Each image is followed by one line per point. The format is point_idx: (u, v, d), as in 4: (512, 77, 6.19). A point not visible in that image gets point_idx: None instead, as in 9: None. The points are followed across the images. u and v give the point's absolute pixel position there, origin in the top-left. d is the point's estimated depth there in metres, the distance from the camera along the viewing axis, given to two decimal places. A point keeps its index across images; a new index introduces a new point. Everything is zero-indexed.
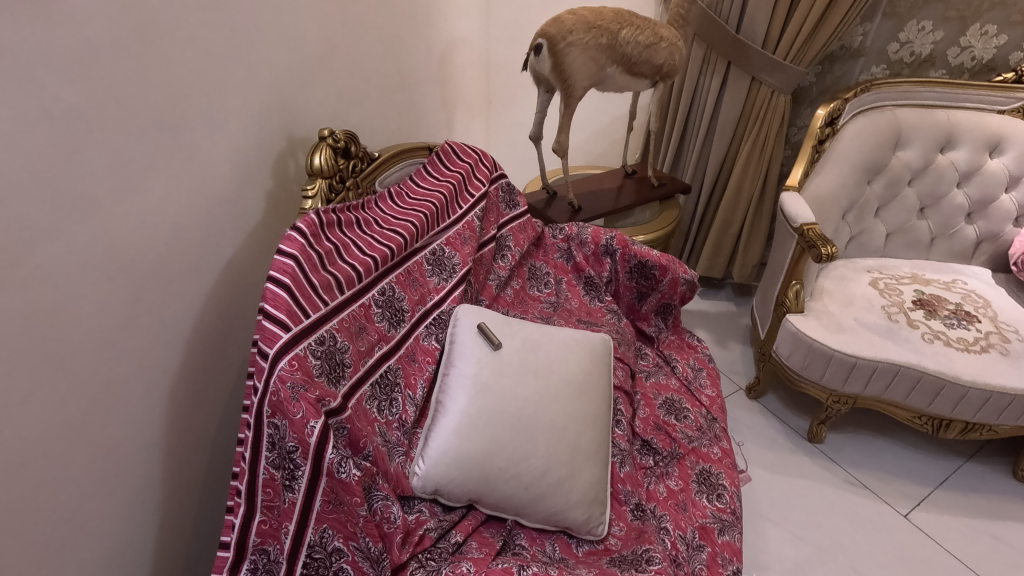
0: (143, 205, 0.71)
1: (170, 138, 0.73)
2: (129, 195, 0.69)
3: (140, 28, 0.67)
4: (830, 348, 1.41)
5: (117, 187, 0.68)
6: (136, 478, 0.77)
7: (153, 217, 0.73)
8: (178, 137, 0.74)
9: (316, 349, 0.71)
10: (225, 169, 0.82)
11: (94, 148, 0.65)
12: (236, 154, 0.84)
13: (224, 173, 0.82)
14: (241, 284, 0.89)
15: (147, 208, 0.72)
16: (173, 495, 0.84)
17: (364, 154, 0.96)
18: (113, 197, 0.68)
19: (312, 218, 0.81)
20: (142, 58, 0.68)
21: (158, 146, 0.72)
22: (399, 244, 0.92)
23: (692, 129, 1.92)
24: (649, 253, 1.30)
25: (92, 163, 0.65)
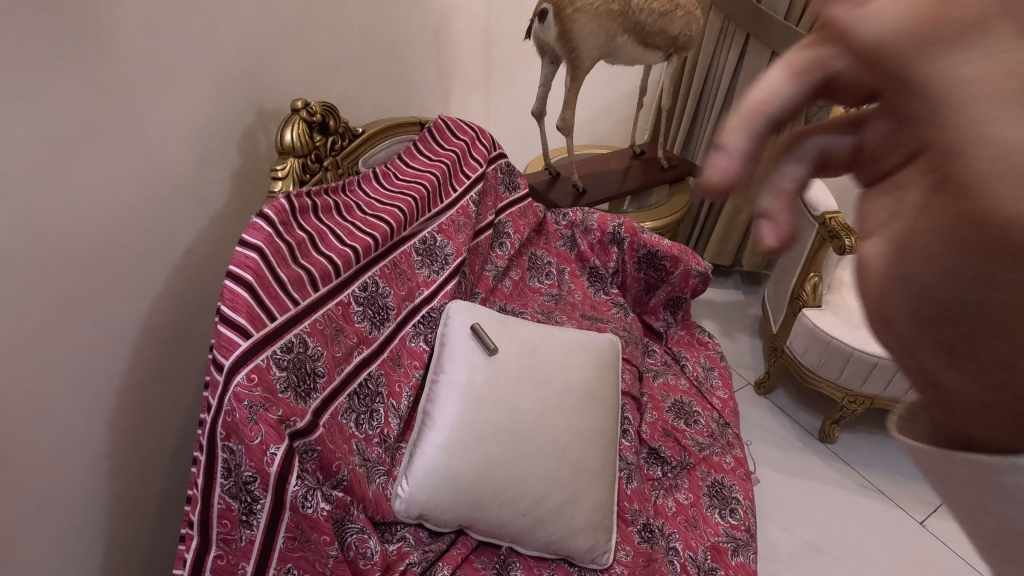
0: (75, 189, 0.61)
1: (106, 109, 0.62)
2: (58, 176, 0.59)
3: None
4: (849, 347, 1.32)
5: (38, 167, 0.57)
6: (76, 498, 0.68)
7: (87, 201, 0.62)
8: (116, 107, 0.63)
9: (282, 358, 0.61)
10: (180, 147, 0.71)
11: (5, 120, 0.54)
12: (195, 129, 0.73)
13: (179, 151, 0.71)
14: (203, 277, 0.79)
15: (78, 191, 0.61)
16: (123, 511, 0.75)
17: (345, 128, 0.85)
18: (32, 179, 0.57)
19: (281, 204, 0.71)
20: (70, 12, 0.57)
21: (91, 118, 0.61)
22: (383, 233, 0.81)
23: (704, 107, 1.80)
24: (660, 242, 1.19)
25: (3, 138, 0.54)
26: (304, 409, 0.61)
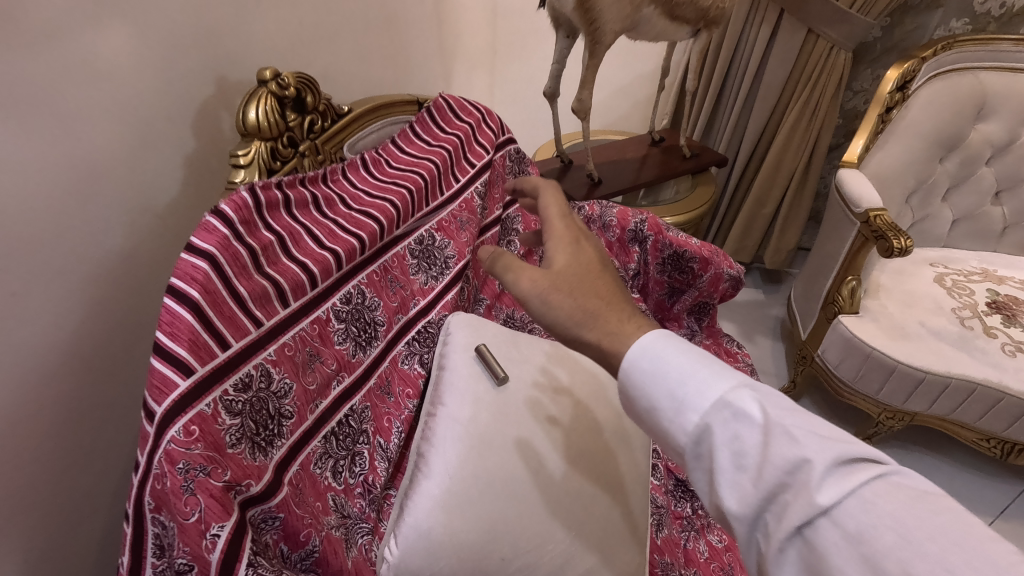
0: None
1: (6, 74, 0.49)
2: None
3: None
4: (892, 360, 1.19)
5: None
6: None
7: None
8: (20, 70, 0.49)
9: (235, 399, 0.48)
10: (112, 127, 0.58)
11: None
12: (132, 104, 0.59)
13: (111, 131, 0.58)
14: (150, 284, 0.65)
15: None
16: (52, 562, 0.63)
17: (327, 105, 0.71)
18: None
19: (243, 198, 0.57)
20: None
21: None
22: (372, 232, 0.68)
23: (729, 91, 1.65)
24: (687, 242, 1.06)
25: None
26: (263, 464, 0.48)
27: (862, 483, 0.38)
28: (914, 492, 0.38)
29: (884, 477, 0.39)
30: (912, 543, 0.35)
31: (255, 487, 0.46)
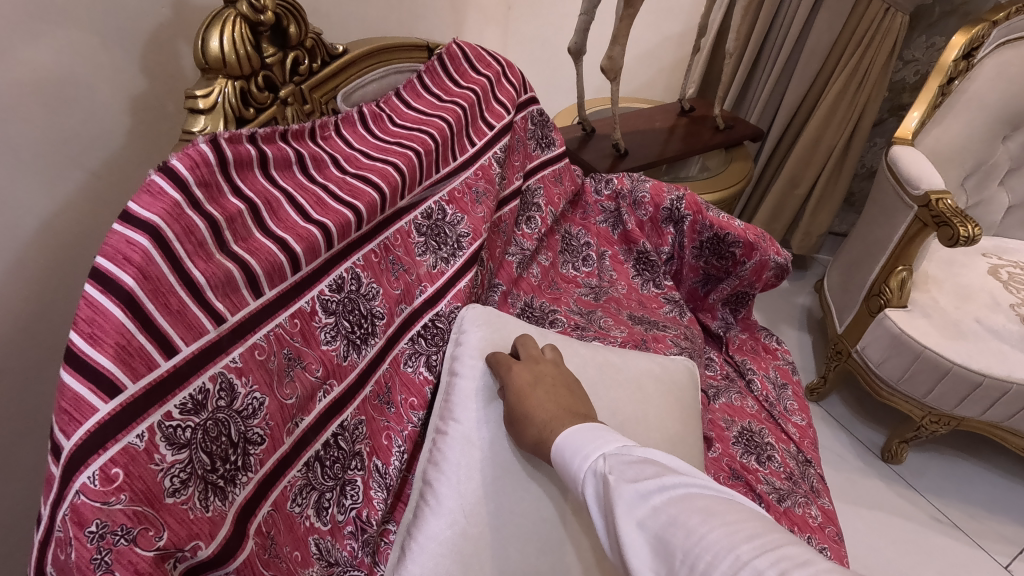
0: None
1: None
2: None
3: None
4: (946, 360, 1.08)
5: None
6: None
7: None
8: None
9: (183, 427, 0.36)
10: (27, 51, 0.44)
11: None
12: (53, 23, 0.46)
13: (20, 54, 0.44)
14: (85, 257, 0.52)
15: None
16: None
17: (316, 41, 0.56)
18: None
19: (201, 153, 0.43)
20: None
21: None
22: (370, 203, 0.54)
23: (768, 56, 1.49)
24: (730, 224, 0.93)
25: None
26: (219, 514, 0.36)
27: (664, 510, 0.34)
28: (715, 509, 0.33)
29: (689, 496, 0.34)
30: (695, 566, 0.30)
31: (205, 550, 0.35)
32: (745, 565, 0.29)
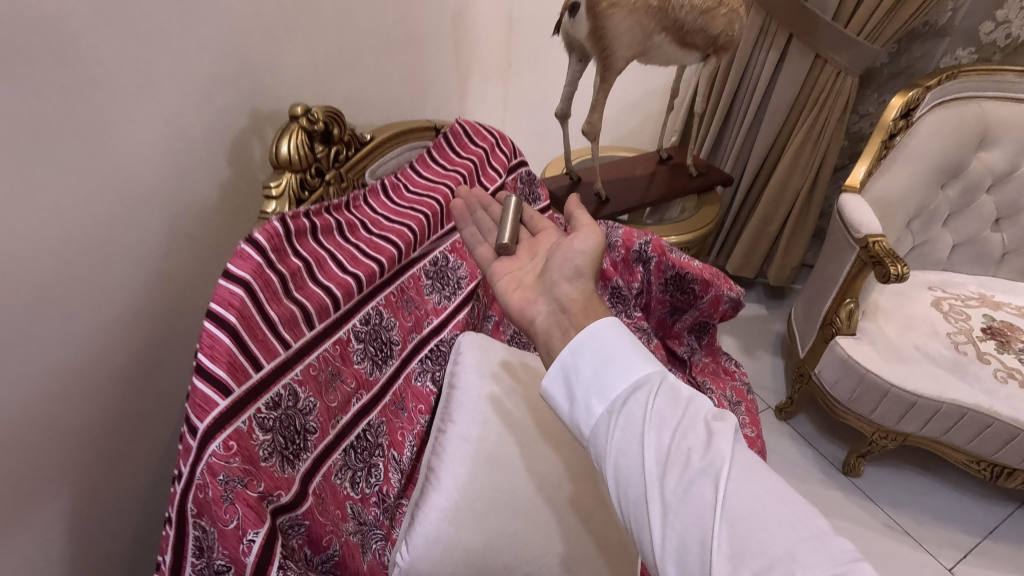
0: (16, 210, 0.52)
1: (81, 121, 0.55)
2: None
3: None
4: (886, 383, 1.23)
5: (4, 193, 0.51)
6: (35, 539, 0.63)
7: (61, 226, 0.56)
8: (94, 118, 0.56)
9: (266, 417, 0.53)
10: (160, 159, 0.64)
11: None
12: (177, 139, 0.66)
13: (156, 162, 0.64)
14: (182, 299, 0.71)
15: (54, 214, 0.55)
16: (88, 547, 0.70)
17: (351, 135, 0.75)
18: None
19: (274, 227, 0.61)
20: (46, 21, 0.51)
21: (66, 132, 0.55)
22: (391, 257, 0.72)
23: (737, 110, 1.68)
24: (689, 264, 1.10)
25: None
26: (291, 476, 0.54)
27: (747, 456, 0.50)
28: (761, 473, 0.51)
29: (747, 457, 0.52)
30: (771, 493, 0.47)
31: (285, 497, 0.52)
32: (799, 507, 0.46)
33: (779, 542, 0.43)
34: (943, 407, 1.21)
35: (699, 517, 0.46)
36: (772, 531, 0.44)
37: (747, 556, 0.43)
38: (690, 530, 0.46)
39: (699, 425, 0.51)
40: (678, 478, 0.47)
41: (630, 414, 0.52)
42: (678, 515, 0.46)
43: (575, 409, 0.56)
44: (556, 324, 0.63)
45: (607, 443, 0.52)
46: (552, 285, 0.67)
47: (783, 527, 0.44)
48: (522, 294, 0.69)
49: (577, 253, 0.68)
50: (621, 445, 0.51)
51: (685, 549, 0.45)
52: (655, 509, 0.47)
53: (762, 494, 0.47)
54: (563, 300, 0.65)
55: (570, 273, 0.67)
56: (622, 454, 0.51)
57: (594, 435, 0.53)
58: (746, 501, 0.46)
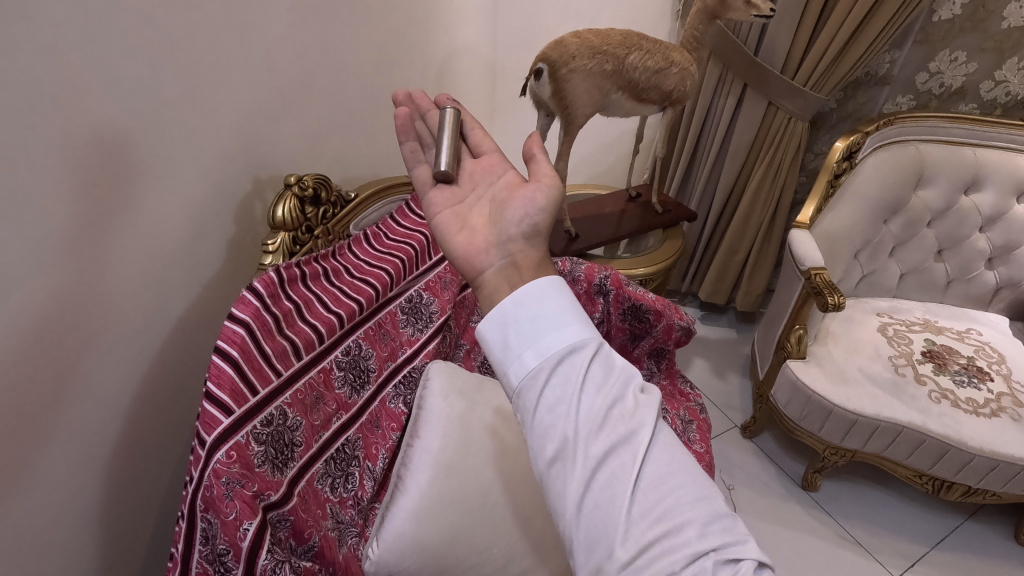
0: (67, 276, 0.69)
1: (129, 195, 0.74)
2: (50, 265, 0.67)
3: (100, 97, 0.68)
4: (829, 402, 1.35)
5: (71, 251, 0.69)
6: (73, 521, 0.78)
7: (110, 274, 0.74)
8: (137, 191, 0.75)
9: (261, 432, 0.67)
10: (184, 219, 0.83)
11: (50, 217, 0.66)
12: (198, 202, 0.84)
13: (183, 222, 0.83)
14: (198, 324, 0.90)
15: (106, 265, 0.74)
16: (112, 530, 0.85)
17: (337, 196, 0.89)
18: (68, 262, 0.69)
19: (270, 276, 0.75)
20: (109, 125, 0.69)
21: (117, 203, 0.73)
22: (368, 297, 0.86)
23: (703, 150, 1.82)
24: (644, 296, 1.24)
25: (39, 232, 0.65)
26: (280, 480, 0.68)
27: (665, 431, 0.55)
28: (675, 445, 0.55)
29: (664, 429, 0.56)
30: (685, 470, 0.52)
31: (275, 496, 0.66)
32: (705, 483, 0.52)
33: (682, 511, 0.49)
34: (888, 427, 1.32)
35: (616, 481, 0.49)
36: (679, 501, 0.49)
37: (654, 520, 0.48)
38: (606, 492, 0.49)
39: (628, 394, 0.54)
40: (604, 444, 0.50)
41: (563, 373, 0.53)
42: (598, 476, 0.49)
43: (508, 358, 0.56)
44: (504, 280, 0.65)
45: (537, 397, 0.53)
46: (505, 239, 0.69)
47: (688, 498, 0.50)
48: (471, 238, 0.72)
49: (535, 212, 0.70)
50: (549, 401, 0.52)
51: (596, 507, 0.49)
52: (575, 467, 0.50)
53: (675, 468, 0.52)
54: (515, 257, 0.67)
55: (526, 228, 0.69)
56: (549, 410, 0.52)
57: (522, 387, 0.54)
58: (660, 473, 0.51)
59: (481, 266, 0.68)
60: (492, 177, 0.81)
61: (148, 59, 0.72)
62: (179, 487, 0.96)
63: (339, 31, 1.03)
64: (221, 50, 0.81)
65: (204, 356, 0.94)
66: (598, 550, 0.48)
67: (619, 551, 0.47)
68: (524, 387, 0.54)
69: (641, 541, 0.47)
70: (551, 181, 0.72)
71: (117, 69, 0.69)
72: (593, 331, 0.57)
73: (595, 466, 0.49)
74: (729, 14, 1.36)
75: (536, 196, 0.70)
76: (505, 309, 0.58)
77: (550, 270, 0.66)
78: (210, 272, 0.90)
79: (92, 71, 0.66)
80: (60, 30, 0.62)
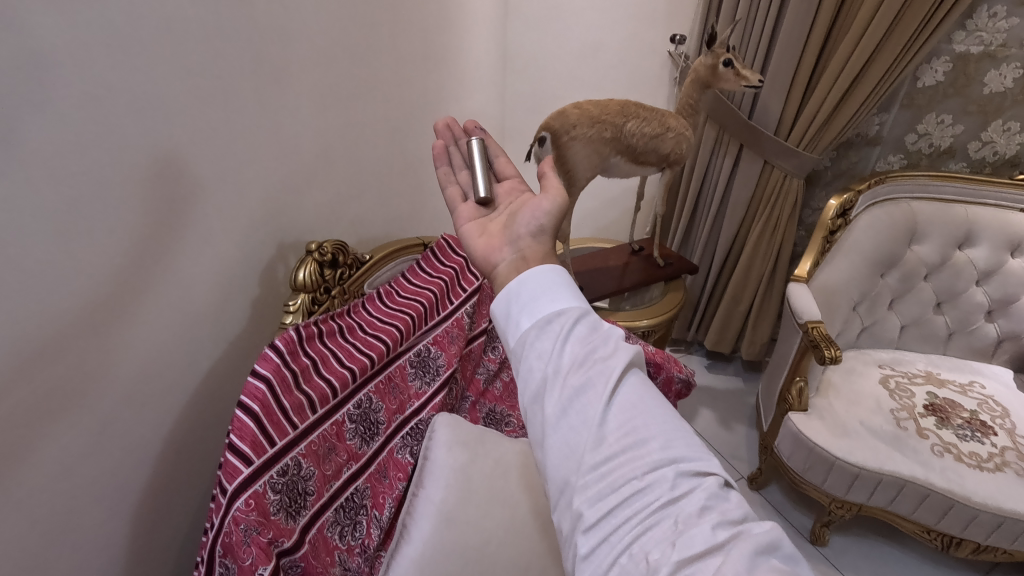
0: (109, 340, 0.77)
1: (167, 265, 0.82)
2: (94, 330, 0.75)
3: (147, 181, 0.77)
4: (831, 455, 1.36)
5: (114, 317, 0.77)
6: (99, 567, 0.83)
7: (147, 336, 0.82)
8: (174, 261, 0.83)
9: (277, 481, 0.73)
10: (214, 284, 0.91)
11: (98, 289, 0.74)
12: (227, 269, 0.93)
13: (213, 287, 0.91)
14: (221, 379, 0.97)
15: (143, 328, 0.81)
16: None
17: (353, 259, 0.98)
18: (112, 327, 0.77)
19: (290, 334, 0.82)
20: (154, 206, 0.78)
21: (157, 273, 0.81)
22: (379, 352, 0.91)
23: (703, 206, 1.91)
24: (644, 349, 1.27)
25: (88, 301, 0.73)
26: (292, 527, 0.73)
27: (642, 378, 0.60)
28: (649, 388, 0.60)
29: (641, 378, 0.61)
30: (655, 403, 0.57)
31: (287, 542, 0.72)
32: (673, 416, 0.57)
33: (649, 431, 0.54)
34: (892, 481, 1.32)
35: (590, 404, 0.54)
36: (647, 424, 0.54)
37: (621, 436, 0.53)
38: (579, 413, 0.54)
39: (609, 342, 0.60)
40: (581, 375, 0.55)
41: (550, 328, 0.60)
42: (573, 401, 0.55)
43: (507, 324, 0.64)
44: (513, 268, 0.71)
45: (526, 348, 0.60)
46: (515, 237, 0.76)
47: (655, 423, 0.55)
48: (488, 241, 0.78)
49: (542, 215, 0.75)
50: (537, 349, 0.59)
51: (569, 428, 0.54)
52: (552, 397, 0.55)
53: (646, 400, 0.56)
54: (524, 251, 0.73)
55: (533, 229, 0.75)
56: (535, 355, 0.58)
57: (516, 344, 0.61)
58: (631, 402, 0.56)
59: (494, 261, 0.75)
60: (509, 198, 0.87)
61: (190, 145, 0.81)
62: (196, 534, 1.01)
63: (359, 109, 1.14)
64: (252, 134, 0.91)
65: (227, 408, 1.00)
66: (569, 464, 0.53)
67: (587, 462, 0.52)
68: (518, 344, 0.61)
69: (608, 453, 0.52)
70: (558, 192, 0.78)
71: (163, 156, 0.78)
72: (581, 299, 0.64)
73: (570, 392, 0.54)
74: (721, 83, 1.46)
75: (542, 203, 0.76)
76: (508, 286, 0.66)
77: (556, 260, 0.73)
78: (236, 329, 0.98)
79: (139, 161, 0.75)
80: (116, 127, 0.72)
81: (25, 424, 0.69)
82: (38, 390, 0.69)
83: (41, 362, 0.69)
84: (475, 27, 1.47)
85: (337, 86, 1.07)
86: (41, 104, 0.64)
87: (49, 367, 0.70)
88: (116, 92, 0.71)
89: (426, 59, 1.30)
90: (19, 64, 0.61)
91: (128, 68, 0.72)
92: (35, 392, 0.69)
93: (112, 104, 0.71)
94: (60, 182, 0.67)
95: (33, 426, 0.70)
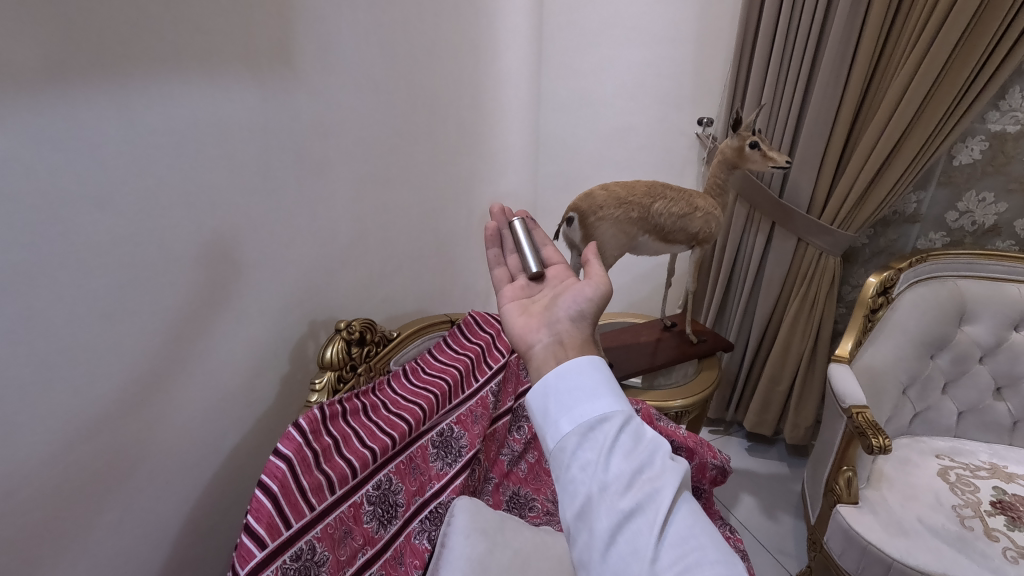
0: (145, 416, 0.80)
1: (202, 343, 0.86)
2: (132, 407, 0.78)
3: (192, 265, 0.82)
4: (887, 555, 1.24)
5: (150, 394, 0.80)
6: None
7: (180, 412, 0.85)
8: (208, 339, 0.87)
9: (289, 566, 0.72)
10: (247, 362, 0.95)
11: (138, 367, 0.78)
12: (259, 347, 0.96)
13: (245, 364, 0.95)
14: (246, 456, 0.99)
15: (176, 405, 0.84)
16: None
17: (379, 337, 1.01)
18: (148, 404, 0.80)
19: (314, 413, 0.84)
20: (195, 287, 0.83)
21: (193, 351, 0.85)
22: (402, 432, 0.91)
23: (737, 282, 1.88)
24: (675, 432, 1.21)
25: (126, 378, 0.77)
26: None
27: (691, 500, 0.57)
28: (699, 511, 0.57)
29: (690, 498, 0.58)
30: (708, 535, 0.53)
31: None
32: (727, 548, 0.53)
33: (704, 569, 0.50)
34: None
35: (640, 534, 0.51)
36: (701, 561, 0.50)
37: None
38: (630, 544, 0.51)
39: (657, 459, 0.57)
40: (630, 500, 0.53)
41: (593, 439, 0.58)
42: (622, 530, 0.52)
43: (547, 424, 0.61)
44: (551, 354, 0.71)
45: (569, 458, 0.57)
46: (554, 320, 0.76)
47: (708, 560, 0.51)
48: (528, 318, 0.78)
49: (584, 301, 0.76)
50: (581, 461, 0.57)
51: (620, 559, 0.51)
52: (599, 520, 0.53)
53: (698, 532, 0.53)
54: (562, 335, 0.73)
55: (573, 315, 0.76)
56: (578, 468, 0.56)
57: (556, 450, 0.59)
58: (683, 535, 0.52)
59: (532, 341, 0.74)
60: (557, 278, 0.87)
61: (234, 231, 0.88)
62: None
63: (395, 194, 1.21)
64: (290, 220, 0.97)
65: (250, 485, 1.01)
66: None
67: None
68: (558, 450, 0.59)
69: None
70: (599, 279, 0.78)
71: (207, 241, 0.84)
72: (625, 404, 0.61)
73: (618, 518, 0.52)
74: (748, 164, 1.47)
75: (584, 289, 0.77)
76: (547, 382, 0.64)
77: (593, 350, 0.72)
78: (264, 405, 1.00)
79: (184, 247, 0.81)
80: (167, 217, 0.78)
81: (52, 501, 0.71)
82: (71, 467, 0.72)
83: (78, 439, 0.72)
84: (508, 116, 1.57)
85: (373, 175, 1.14)
86: (103, 203, 0.71)
87: (85, 444, 0.73)
88: (171, 186, 0.78)
89: (459, 147, 1.38)
90: (84, 165, 0.69)
91: (184, 166, 0.79)
92: (68, 468, 0.72)
93: (166, 197, 0.78)
94: (109, 267, 0.73)
95: (65, 500, 0.72)
